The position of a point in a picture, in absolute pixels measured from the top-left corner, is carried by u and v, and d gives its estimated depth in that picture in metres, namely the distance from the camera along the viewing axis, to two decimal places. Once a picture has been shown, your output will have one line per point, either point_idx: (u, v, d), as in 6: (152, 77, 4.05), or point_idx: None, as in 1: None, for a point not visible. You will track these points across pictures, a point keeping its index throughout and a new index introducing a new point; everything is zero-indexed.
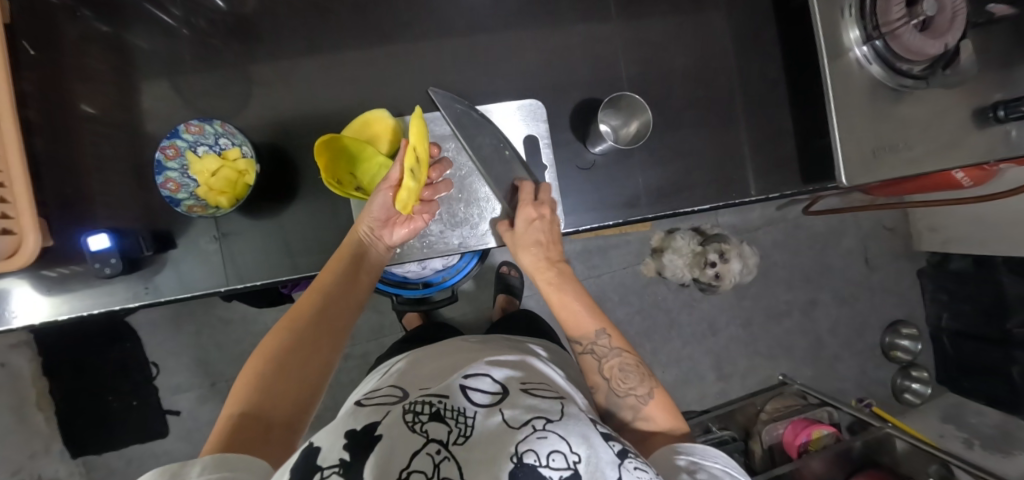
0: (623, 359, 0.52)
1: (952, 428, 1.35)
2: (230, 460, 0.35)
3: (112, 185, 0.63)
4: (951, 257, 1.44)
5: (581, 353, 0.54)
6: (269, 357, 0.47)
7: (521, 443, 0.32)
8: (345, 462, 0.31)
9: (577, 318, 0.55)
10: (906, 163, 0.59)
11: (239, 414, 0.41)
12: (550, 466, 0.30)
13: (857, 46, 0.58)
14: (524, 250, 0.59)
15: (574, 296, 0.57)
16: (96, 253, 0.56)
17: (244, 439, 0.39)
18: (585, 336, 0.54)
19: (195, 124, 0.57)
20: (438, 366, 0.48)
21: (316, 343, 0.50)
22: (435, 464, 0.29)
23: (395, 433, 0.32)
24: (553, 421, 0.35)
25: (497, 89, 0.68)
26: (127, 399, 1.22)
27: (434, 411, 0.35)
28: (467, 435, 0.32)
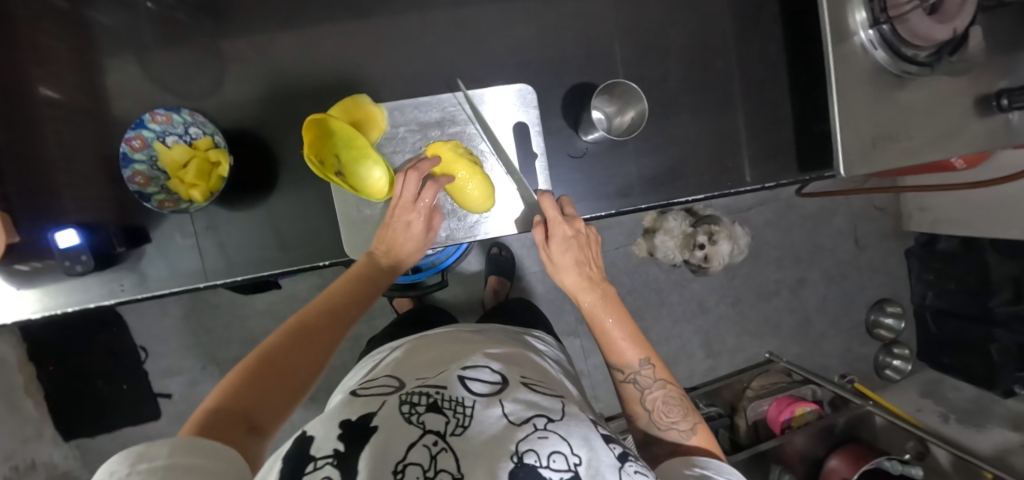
0: (666, 392, 0.50)
1: (930, 402, 1.43)
2: (198, 444, 0.31)
3: (78, 175, 0.60)
4: (939, 237, 1.45)
5: (622, 382, 0.51)
6: (264, 350, 0.44)
7: (522, 443, 0.30)
8: (339, 453, 0.30)
9: (622, 346, 0.51)
10: (905, 153, 0.57)
11: (215, 405, 0.38)
12: (550, 467, 0.29)
13: (862, 29, 0.55)
14: (564, 271, 0.53)
15: (619, 326, 0.51)
16: (65, 250, 0.55)
17: (221, 428, 0.35)
18: (627, 365, 0.51)
19: (161, 113, 0.52)
20: (436, 357, 0.46)
21: (313, 347, 0.46)
22: (431, 456, 0.28)
23: (390, 425, 0.31)
24: (554, 420, 0.34)
25: (485, 73, 0.64)
26: (118, 383, 1.21)
27: (432, 401, 0.34)
28: (465, 426, 0.31)
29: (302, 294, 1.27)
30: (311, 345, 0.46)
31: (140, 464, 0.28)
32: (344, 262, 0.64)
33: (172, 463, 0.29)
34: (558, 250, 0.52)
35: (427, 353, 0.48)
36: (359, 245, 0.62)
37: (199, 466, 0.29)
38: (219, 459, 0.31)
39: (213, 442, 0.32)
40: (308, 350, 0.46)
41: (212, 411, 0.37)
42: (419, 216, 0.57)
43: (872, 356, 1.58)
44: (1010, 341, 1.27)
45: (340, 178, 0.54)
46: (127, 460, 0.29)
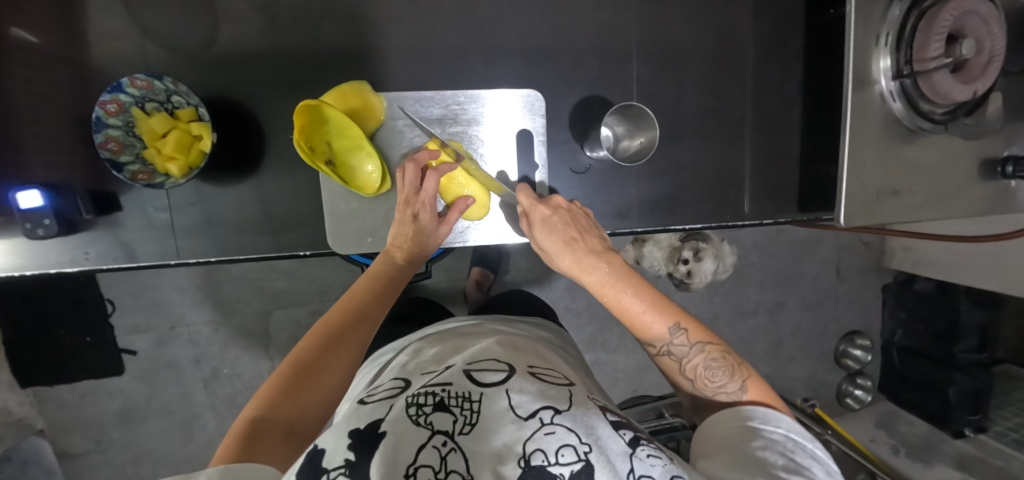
0: (707, 356, 0.45)
1: (883, 433, 1.49)
2: (243, 469, 0.28)
3: (46, 128, 0.55)
4: (916, 278, 1.48)
5: (657, 356, 0.47)
6: (293, 358, 0.40)
7: (529, 442, 0.29)
8: (351, 463, 0.27)
9: (646, 321, 0.45)
10: (904, 210, 0.57)
11: (251, 420, 0.34)
12: (560, 463, 0.28)
13: (885, 79, 0.54)
14: (556, 254, 0.47)
15: (641, 298, 0.45)
16: (27, 212, 0.52)
17: (260, 443, 0.31)
18: (658, 339, 0.46)
19: (141, 78, 0.47)
20: (441, 352, 0.45)
21: (343, 352, 0.42)
22: (442, 457, 0.26)
23: (397, 430, 0.29)
24: (561, 411, 0.32)
25: (494, 72, 0.60)
26: (81, 334, 1.18)
27: (438, 400, 0.31)
28: (473, 423, 0.30)
29: (280, 264, 1.23)
30: (339, 348, 0.42)
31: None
32: (325, 254, 0.62)
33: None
34: (542, 235, 0.47)
35: (434, 351, 0.46)
36: (344, 241, 0.59)
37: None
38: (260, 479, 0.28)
39: (256, 466, 0.29)
40: (336, 354, 0.42)
41: (248, 425, 0.33)
42: (425, 207, 0.54)
43: (836, 384, 1.63)
44: (967, 385, 1.33)
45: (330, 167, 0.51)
46: None
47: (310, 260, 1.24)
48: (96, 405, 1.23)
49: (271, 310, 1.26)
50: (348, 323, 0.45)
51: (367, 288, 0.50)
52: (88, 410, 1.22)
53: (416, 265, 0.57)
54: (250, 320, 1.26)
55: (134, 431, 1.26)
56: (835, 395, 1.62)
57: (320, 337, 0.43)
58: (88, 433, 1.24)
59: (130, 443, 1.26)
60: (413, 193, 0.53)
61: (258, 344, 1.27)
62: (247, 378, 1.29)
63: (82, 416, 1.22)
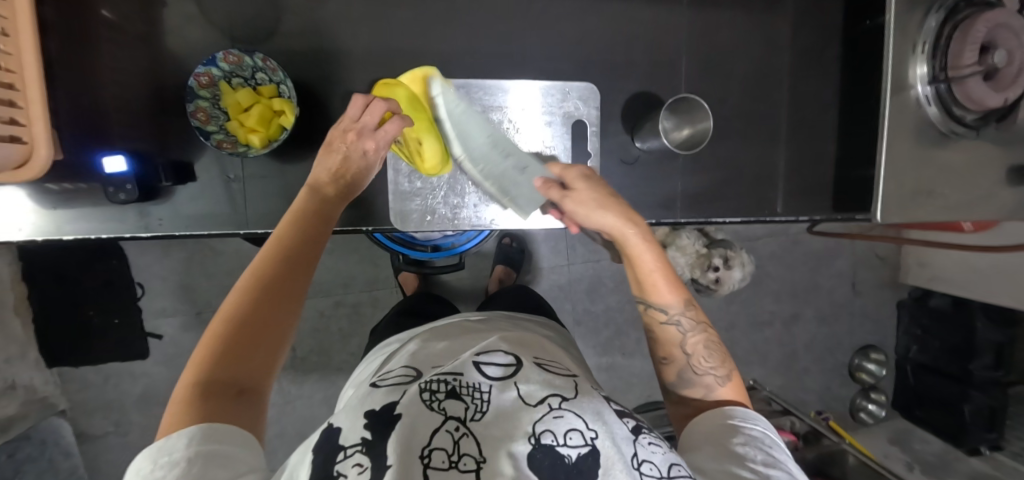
0: (707, 337, 0.48)
1: (897, 449, 1.51)
2: (219, 430, 0.30)
3: (129, 103, 0.59)
4: (931, 294, 1.50)
5: (663, 324, 0.49)
6: (229, 314, 0.37)
7: (539, 423, 0.32)
8: (367, 440, 0.30)
9: (662, 289, 0.48)
10: (936, 209, 0.60)
11: (197, 384, 0.33)
12: (567, 445, 0.31)
13: (920, 84, 0.57)
14: (600, 212, 0.47)
15: (660, 264, 0.49)
16: (111, 176, 0.55)
17: (210, 406, 0.32)
18: (669, 306, 0.48)
19: (234, 53, 0.51)
20: (450, 347, 0.46)
21: (282, 309, 0.39)
22: (455, 441, 0.30)
23: (412, 411, 0.32)
24: (568, 399, 0.36)
25: (548, 65, 0.64)
26: (108, 316, 1.20)
27: (451, 388, 0.34)
28: (484, 411, 0.32)
29: None
30: (279, 298, 0.40)
31: (164, 456, 0.28)
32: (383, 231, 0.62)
33: (196, 452, 0.28)
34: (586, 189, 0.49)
35: (442, 342, 0.48)
36: (406, 218, 0.61)
37: (224, 452, 0.29)
38: (236, 441, 0.31)
39: (226, 427, 0.31)
40: (277, 307, 0.39)
41: (196, 390, 0.33)
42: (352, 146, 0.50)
43: (850, 398, 1.62)
44: (983, 403, 1.34)
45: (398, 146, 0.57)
46: (152, 458, 0.28)
47: (338, 250, 1.24)
48: (119, 387, 1.24)
49: None
50: (283, 272, 0.41)
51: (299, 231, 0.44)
52: (113, 392, 1.24)
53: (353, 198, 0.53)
54: None
55: (154, 414, 1.27)
56: (848, 410, 1.61)
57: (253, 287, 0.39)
58: (110, 414, 1.24)
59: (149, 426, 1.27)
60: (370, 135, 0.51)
61: None
62: None
63: (105, 397, 1.24)
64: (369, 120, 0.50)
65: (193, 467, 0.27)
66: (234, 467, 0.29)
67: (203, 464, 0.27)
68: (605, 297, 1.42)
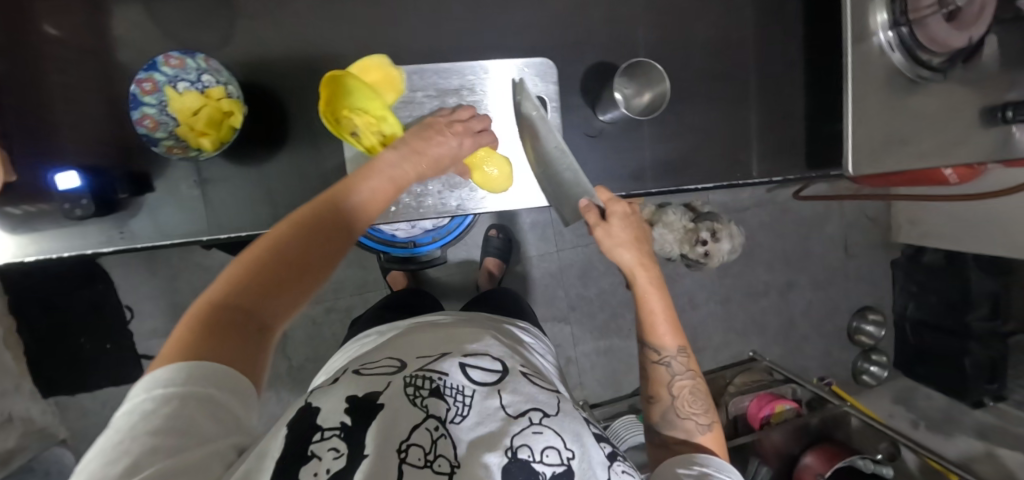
0: (695, 384, 0.49)
1: (901, 409, 1.51)
2: (213, 370, 0.28)
3: (81, 117, 0.57)
4: (925, 250, 1.49)
5: (654, 363, 0.50)
6: (267, 247, 0.36)
7: (517, 437, 0.31)
8: (346, 426, 0.30)
9: (662, 329, 0.50)
10: (911, 156, 0.59)
11: (212, 305, 0.32)
12: (544, 462, 0.30)
13: (882, 30, 0.56)
14: (619, 248, 0.50)
15: (665, 308, 0.50)
16: (65, 193, 0.55)
17: (223, 336, 0.30)
18: (665, 348, 0.49)
19: (175, 56, 0.50)
20: (436, 337, 0.45)
21: (317, 259, 0.38)
22: (432, 441, 0.30)
23: (394, 405, 0.32)
24: (550, 415, 0.34)
25: (505, 44, 0.63)
26: (100, 342, 1.18)
27: (434, 386, 0.34)
28: (465, 414, 0.32)
29: None
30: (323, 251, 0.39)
31: (157, 388, 0.27)
32: None
33: (187, 394, 0.27)
34: (617, 227, 0.50)
35: (430, 333, 0.46)
36: None
37: (214, 402, 0.27)
38: (232, 390, 0.29)
39: (225, 369, 0.29)
40: (315, 254, 0.38)
41: (212, 316, 0.31)
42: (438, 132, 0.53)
43: (851, 361, 1.62)
44: (981, 355, 1.34)
45: (356, 140, 0.55)
46: (148, 385, 0.27)
47: None
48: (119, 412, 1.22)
49: None
50: (328, 223, 0.40)
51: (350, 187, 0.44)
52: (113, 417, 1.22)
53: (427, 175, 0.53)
54: None
55: None
56: (851, 373, 1.62)
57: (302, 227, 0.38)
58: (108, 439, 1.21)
59: None
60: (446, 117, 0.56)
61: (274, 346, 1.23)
62: None
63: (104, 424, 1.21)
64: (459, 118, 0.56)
65: (180, 413, 0.26)
66: (220, 420, 0.27)
67: (189, 413, 0.26)
68: (597, 281, 1.40)
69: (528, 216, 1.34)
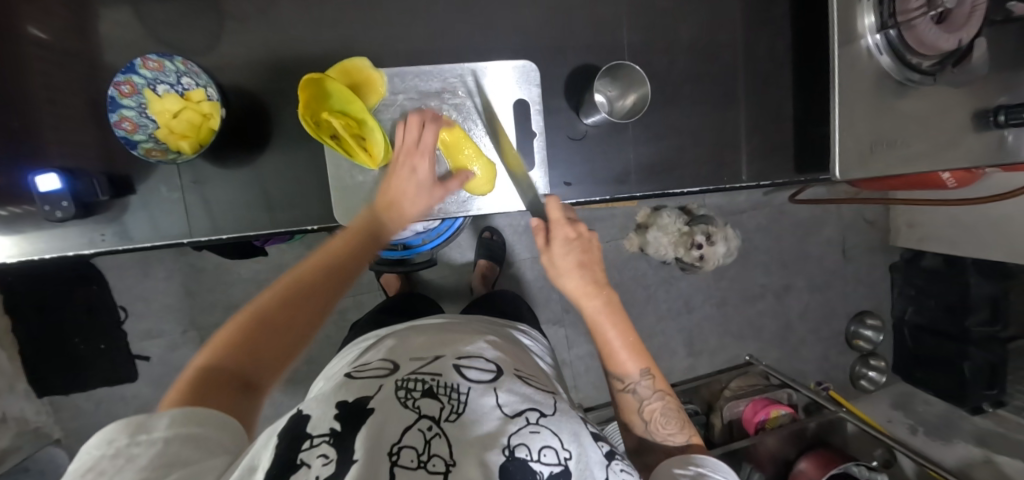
0: (665, 404, 0.50)
1: (899, 413, 1.49)
2: (198, 412, 0.31)
3: (65, 118, 0.57)
4: (924, 254, 1.47)
5: (620, 392, 0.50)
6: (258, 309, 0.44)
7: (513, 436, 0.29)
8: (336, 432, 0.29)
9: (621, 357, 0.50)
10: (900, 160, 0.58)
11: (209, 364, 0.38)
12: (541, 462, 0.28)
13: (869, 34, 0.55)
14: (566, 274, 0.51)
15: (622, 335, 0.50)
16: (45, 195, 0.53)
17: (214, 390, 0.35)
18: (627, 375, 0.50)
19: (153, 59, 0.51)
20: (430, 339, 0.43)
21: (309, 307, 0.45)
22: (426, 441, 0.28)
23: (385, 409, 0.30)
24: (547, 414, 0.33)
25: (490, 47, 0.62)
26: (95, 342, 1.13)
27: (427, 387, 0.32)
28: (459, 412, 0.30)
29: (289, 263, 1.20)
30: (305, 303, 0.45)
31: (140, 434, 0.29)
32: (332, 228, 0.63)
33: (172, 434, 0.29)
34: (560, 249, 0.51)
35: (425, 337, 0.44)
36: (348, 214, 0.60)
37: (199, 435, 0.30)
38: (218, 424, 0.32)
39: (208, 409, 0.32)
40: (302, 306, 0.45)
41: (204, 370, 0.37)
42: (422, 159, 0.56)
43: (849, 366, 1.61)
44: (982, 359, 1.31)
45: (337, 142, 0.54)
46: (128, 431, 0.29)
47: None
48: (110, 416, 1.16)
49: None
50: (316, 279, 0.48)
51: (340, 246, 0.52)
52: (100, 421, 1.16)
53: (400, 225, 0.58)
54: None
55: None
56: (849, 378, 1.60)
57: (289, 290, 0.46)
58: None
59: None
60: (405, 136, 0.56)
61: None
62: None
63: (94, 424, 1.15)
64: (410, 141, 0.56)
65: (166, 448, 0.28)
66: (207, 448, 0.29)
67: (177, 446, 0.28)
68: None
69: (521, 218, 1.33)
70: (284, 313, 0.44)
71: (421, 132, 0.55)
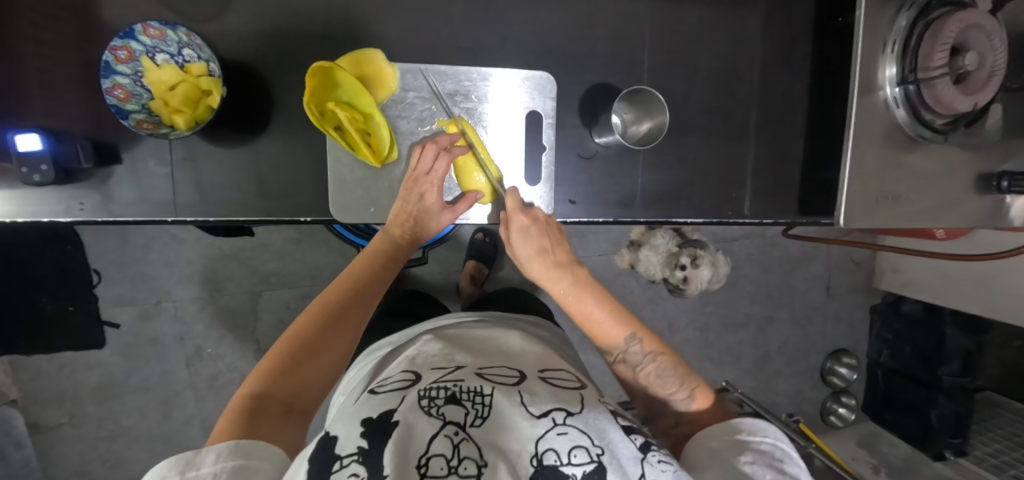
0: (659, 365, 0.45)
1: (864, 452, 1.50)
2: (249, 445, 0.30)
3: (54, 76, 0.54)
4: (904, 300, 1.51)
5: (613, 364, 0.48)
6: (296, 333, 0.41)
7: (540, 440, 0.28)
8: (365, 449, 0.26)
9: (605, 329, 0.47)
10: (902, 215, 0.58)
11: (255, 394, 0.35)
12: (572, 463, 0.27)
13: (889, 85, 0.55)
14: (528, 263, 0.49)
15: (600, 304, 0.47)
16: (23, 155, 0.50)
17: (266, 420, 0.33)
18: (614, 346, 0.47)
19: (155, 26, 0.48)
20: (451, 347, 0.41)
21: (348, 333, 0.44)
22: (455, 445, 0.26)
23: (411, 420, 0.28)
24: (573, 414, 0.31)
25: (508, 53, 0.61)
26: (64, 303, 1.07)
27: (450, 394, 0.31)
28: (485, 416, 0.29)
29: (274, 243, 1.17)
30: (339, 326, 0.43)
31: (192, 471, 0.27)
32: (327, 221, 0.61)
33: (223, 468, 0.27)
34: (517, 243, 0.50)
35: (443, 344, 0.42)
36: (347, 209, 0.58)
37: (253, 468, 0.28)
38: (271, 461, 0.30)
39: (264, 443, 0.30)
40: (339, 327, 0.43)
41: (250, 400, 0.35)
42: (433, 187, 0.54)
43: (820, 401, 1.63)
44: (950, 408, 1.35)
45: (339, 134, 0.52)
46: (178, 468, 0.27)
47: (303, 240, 1.19)
48: (72, 382, 1.12)
49: (260, 292, 1.19)
50: (347, 298, 0.46)
51: (367, 265, 0.51)
52: (61, 387, 1.11)
53: (419, 243, 0.57)
54: (238, 301, 1.18)
55: (111, 408, 1.14)
56: (819, 413, 1.62)
57: (321, 313, 0.44)
58: (62, 406, 1.12)
59: (106, 419, 1.14)
60: (425, 159, 0.54)
61: (243, 328, 1.19)
62: (231, 360, 1.20)
63: (56, 389, 1.11)
64: (422, 166, 0.54)
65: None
66: None
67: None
68: None
69: None
70: (323, 335, 0.42)
71: (434, 161, 0.53)
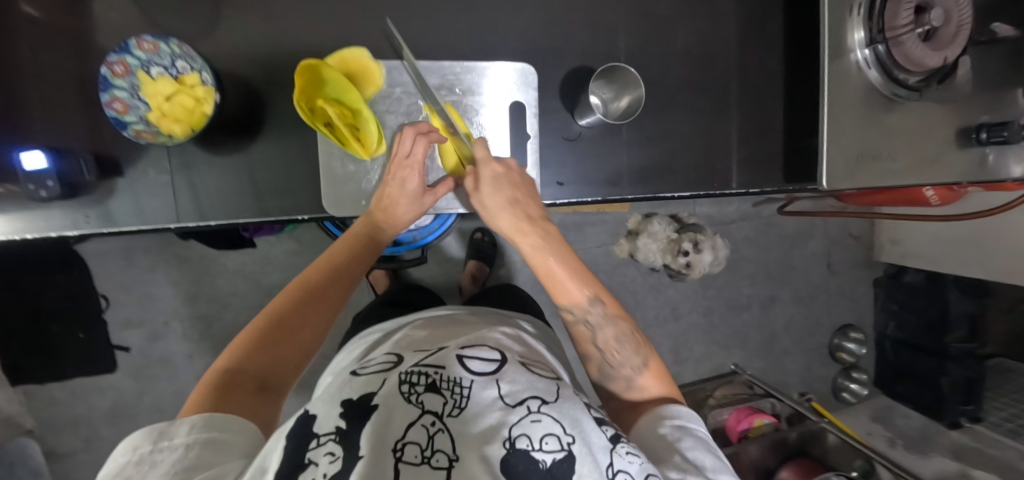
0: (619, 330, 0.45)
1: (879, 427, 1.50)
2: (221, 419, 0.31)
3: (52, 98, 0.56)
4: (906, 270, 1.51)
5: (573, 325, 0.47)
6: (273, 312, 0.43)
7: (515, 427, 0.28)
8: (342, 430, 0.27)
9: (568, 287, 0.46)
10: (885, 174, 0.60)
11: (226, 370, 0.37)
12: (544, 450, 0.27)
13: (859, 48, 0.57)
14: (498, 212, 0.50)
15: (564, 261, 0.47)
16: (31, 174, 0.53)
17: (236, 396, 0.34)
18: (575, 305, 0.46)
19: (148, 39, 0.51)
20: (434, 334, 0.42)
21: (323, 315, 0.45)
22: (429, 436, 0.26)
23: (389, 405, 0.29)
24: (549, 402, 0.31)
25: (490, 45, 0.63)
26: (73, 329, 1.08)
27: (430, 380, 0.30)
28: (462, 406, 0.29)
29: (276, 256, 1.19)
30: (316, 307, 0.45)
31: (165, 441, 0.29)
32: (321, 219, 0.63)
33: (195, 439, 0.29)
34: (489, 190, 0.50)
35: (426, 333, 0.43)
36: (338, 202, 0.60)
37: (224, 441, 0.29)
38: (239, 433, 0.31)
39: (233, 417, 0.32)
40: (315, 310, 0.44)
41: (224, 375, 0.36)
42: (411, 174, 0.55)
43: (831, 378, 1.62)
44: (961, 376, 1.36)
45: (330, 130, 0.54)
46: (152, 437, 0.29)
47: (305, 251, 1.20)
48: (85, 407, 1.13)
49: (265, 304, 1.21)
50: (326, 281, 0.47)
51: (347, 249, 0.52)
52: (76, 413, 1.12)
53: (399, 230, 0.58)
54: (245, 315, 1.20)
55: (126, 430, 1.16)
56: (831, 390, 1.61)
57: (297, 294, 0.45)
58: (78, 432, 1.13)
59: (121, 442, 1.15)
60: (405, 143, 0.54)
61: None
62: None
63: (71, 415, 1.12)
64: (400, 151, 0.55)
65: (189, 454, 0.28)
66: (230, 453, 0.29)
67: (202, 451, 0.28)
68: None
69: None
70: (297, 316, 0.43)
71: (412, 146, 0.54)
